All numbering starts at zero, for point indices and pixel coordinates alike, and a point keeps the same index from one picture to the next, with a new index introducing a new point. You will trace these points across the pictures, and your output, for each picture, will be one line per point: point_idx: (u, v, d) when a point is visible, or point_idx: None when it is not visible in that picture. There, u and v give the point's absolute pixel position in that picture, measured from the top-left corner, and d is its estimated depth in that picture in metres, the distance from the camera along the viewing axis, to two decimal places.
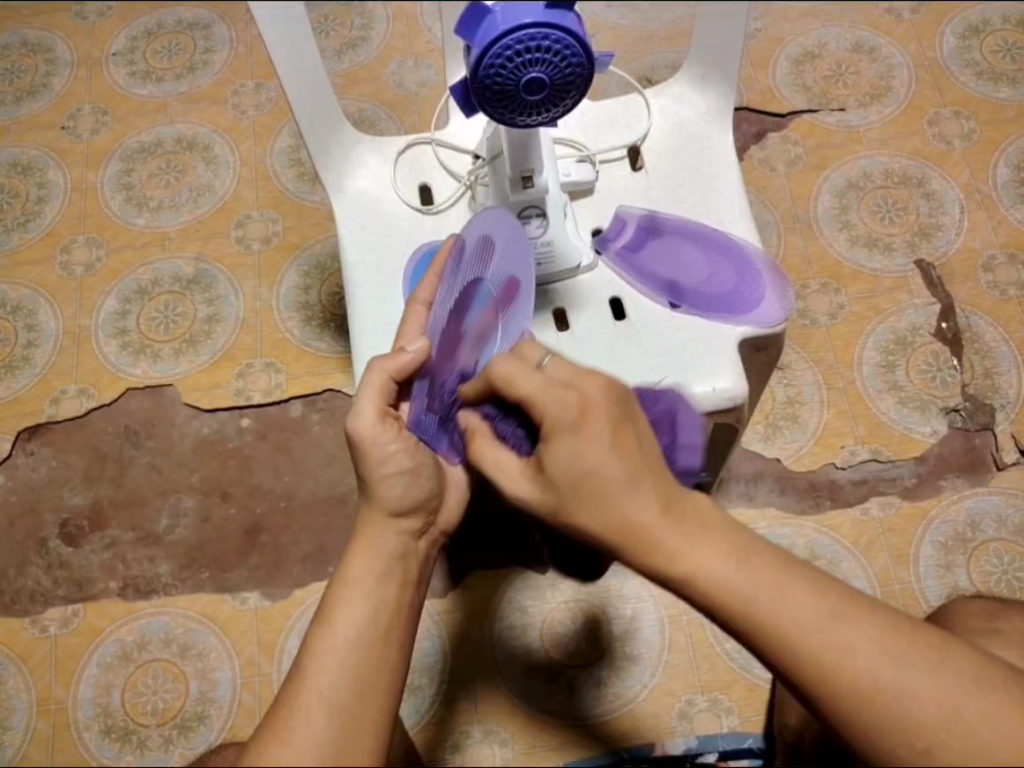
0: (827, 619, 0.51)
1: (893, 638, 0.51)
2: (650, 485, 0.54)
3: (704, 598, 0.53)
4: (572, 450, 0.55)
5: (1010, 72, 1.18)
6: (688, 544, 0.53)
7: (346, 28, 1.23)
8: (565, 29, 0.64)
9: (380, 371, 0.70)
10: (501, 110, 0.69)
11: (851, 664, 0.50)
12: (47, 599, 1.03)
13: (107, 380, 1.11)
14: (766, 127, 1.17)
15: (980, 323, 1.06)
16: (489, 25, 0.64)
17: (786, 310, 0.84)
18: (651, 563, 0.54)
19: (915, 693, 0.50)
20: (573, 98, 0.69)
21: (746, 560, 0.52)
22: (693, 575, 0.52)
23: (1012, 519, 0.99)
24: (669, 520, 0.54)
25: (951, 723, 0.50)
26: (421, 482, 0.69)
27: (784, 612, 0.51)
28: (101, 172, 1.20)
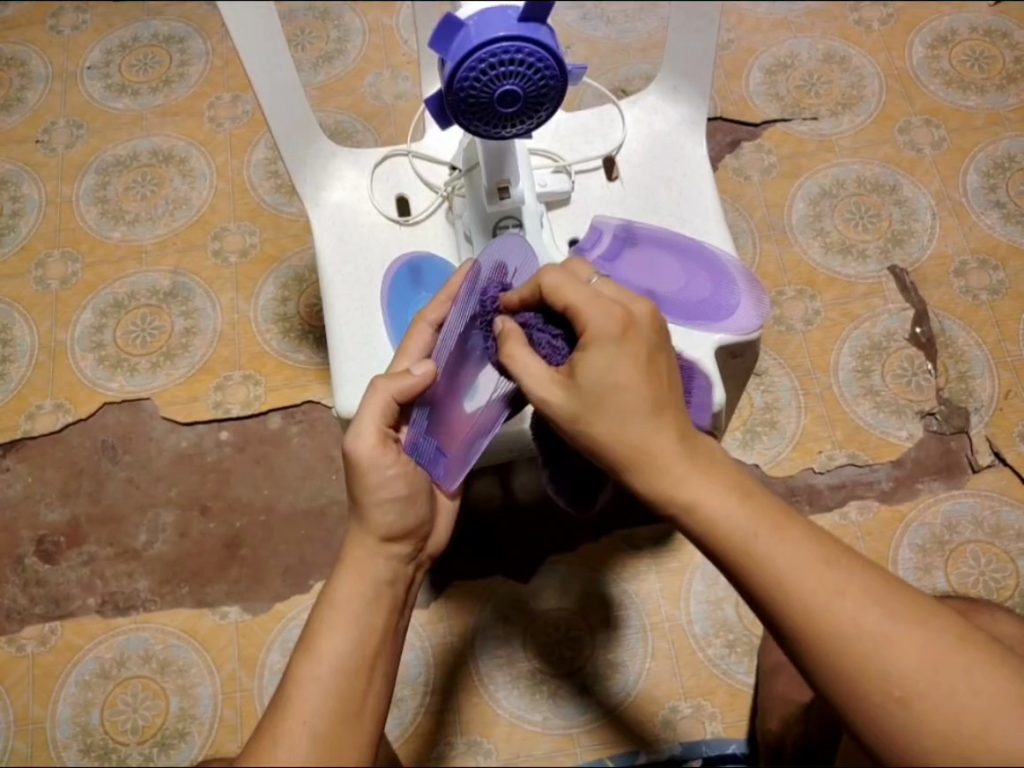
0: (820, 563, 0.54)
1: (881, 589, 0.54)
2: (669, 421, 0.59)
3: (704, 529, 0.57)
4: (607, 359, 0.59)
5: (978, 81, 1.20)
6: (700, 476, 0.57)
7: (322, 41, 1.23)
8: (538, 42, 0.64)
9: (384, 392, 0.69)
10: (476, 123, 0.69)
11: (840, 610, 0.53)
12: (24, 618, 1.02)
13: (84, 394, 1.10)
14: (740, 136, 1.18)
15: (954, 328, 1.08)
16: (463, 38, 0.64)
17: (760, 315, 0.84)
18: (656, 488, 0.58)
19: (897, 643, 0.52)
20: (547, 110, 0.70)
21: (748, 498, 0.57)
22: (697, 500, 0.57)
23: (988, 521, 1.00)
24: (685, 450, 0.58)
25: (929, 679, 0.52)
26: (411, 501, 0.69)
27: (778, 551, 0.54)
28: (76, 185, 1.19)
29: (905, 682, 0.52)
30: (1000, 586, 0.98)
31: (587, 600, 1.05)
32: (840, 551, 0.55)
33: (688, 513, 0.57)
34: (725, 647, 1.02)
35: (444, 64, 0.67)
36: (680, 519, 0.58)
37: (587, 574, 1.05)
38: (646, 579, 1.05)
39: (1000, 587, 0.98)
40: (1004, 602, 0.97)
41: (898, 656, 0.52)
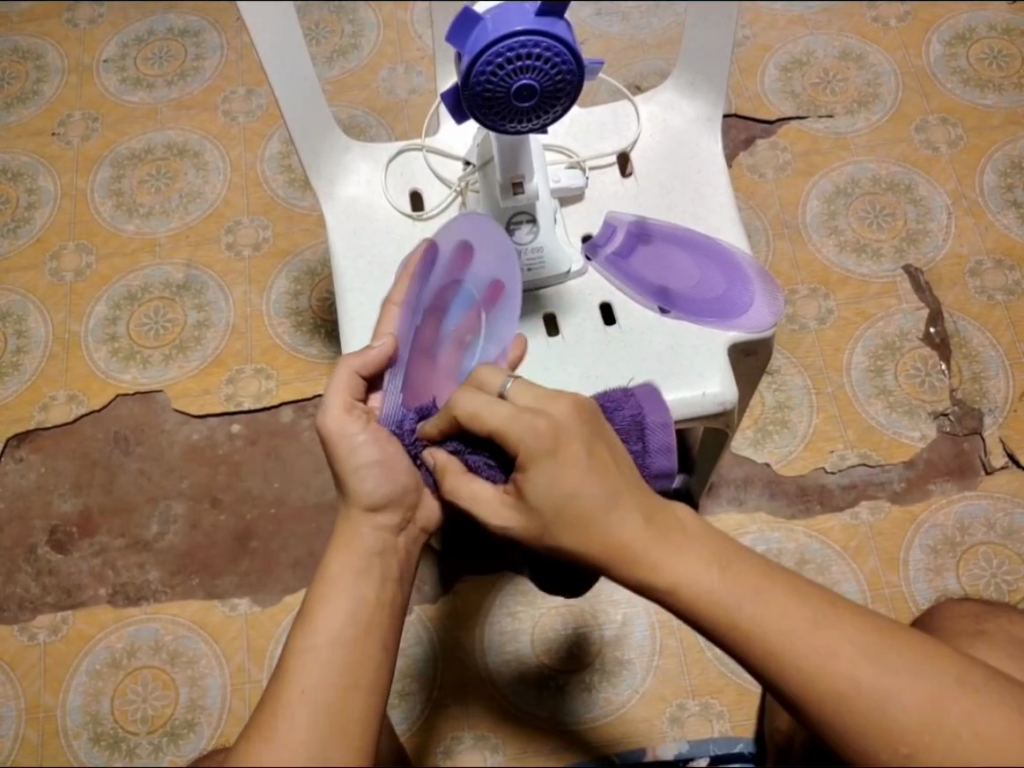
0: (809, 626, 0.53)
1: (873, 642, 0.53)
2: (628, 503, 0.57)
3: (687, 607, 0.55)
4: (552, 477, 0.57)
5: (996, 80, 1.19)
6: (677, 553, 0.56)
7: (336, 35, 1.23)
8: (555, 36, 0.64)
9: (347, 365, 0.70)
10: (493, 118, 0.69)
11: (834, 670, 0.52)
12: (35, 607, 1.03)
13: (97, 386, 1.11)
14: (754, 134, 1.17)
15: (968, 328, 1.07)
16: (480, 33, 0.64)
17: (774, 312, 0.84)
18: (635, 578, 0.56)
19: (898, 695, 0.52)
20: (564, 106, 0.69)
21: (727, 568, 0.55)
22: (681, 582, 0.55)
23: (1000, 523, 0.99)
24: (654, 531, 0.56)
25: (933, 726, 0.52)
26: (392, 471, 0.68)
27: (763, 622, 0.54)
28: (91, 178, 1.20)
29: (904, 729, 0.52)
30: (1011, 588, 0.97)
31: (596, 598, 1.05)
32: (829, 606, 0.54)
33: (669, 593, 0.55)
34: None
35: (461, 59, 0.67)
36: (663, 600, 0.56)
37: None
38: None
39: (1011, 589, 0.97)
40: (1015, 604, 0.96)
41: (896, 702, 0.52)
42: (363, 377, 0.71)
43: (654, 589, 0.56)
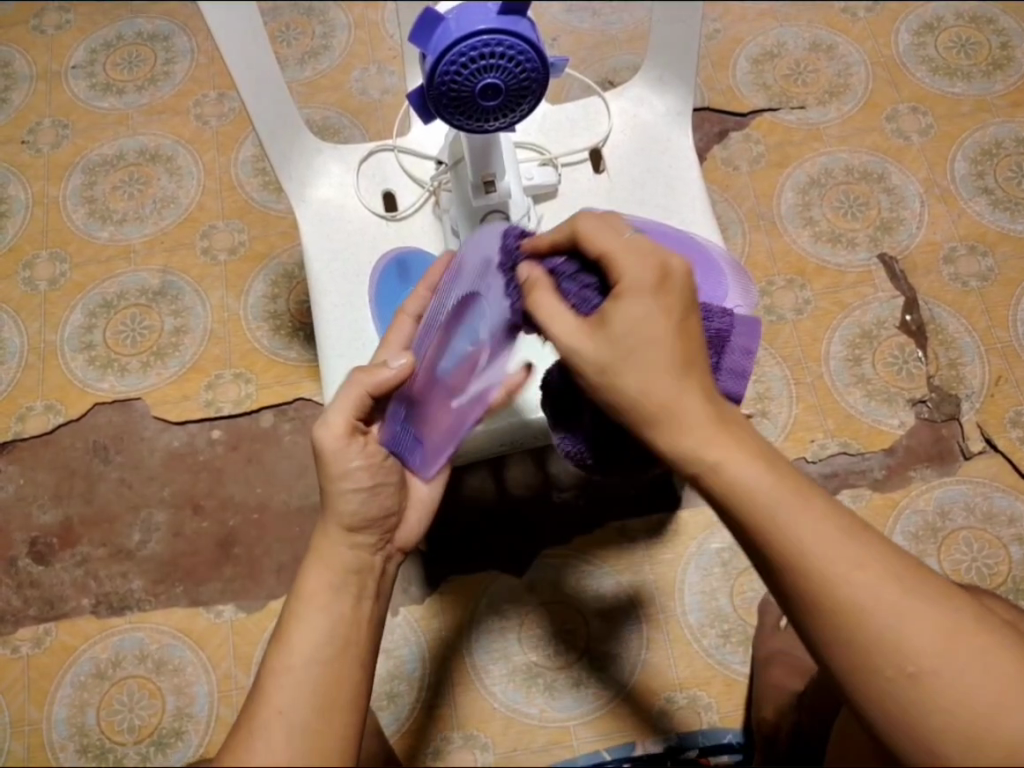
0: (844, 539, 0.53)
1: (901, 570, 0.53)
2: (695, 386, 0.56)
3: (729, 494, 0.54)
4: (643, 311, 0.56)
5: (964, 68, 1.20)
6: (727, 440, 0.55)
7: (308, 37, 1.22)
8: (518, 34, 0.64)
9: (359, 384, 0.68)
10: (458, 117, 0.69)
11: (861, 588, 0.52)
12: (18, 620, 1.02)
13: (75, 395, 1.10)
14: (727, 126, 1.18)
15: (944, 314, 1.08)
16: (442, 33, 0.64)
17: (750, 305, 0.81)
18: (679, 453, 0.55)
19: (914, 625, 0.52)
20: (530, 102, 0.69)
21: (772, 465, 0.54)
22: (722, 467, 0.54)
23: (980, 507, 1.00)
24: (709, 417, 0.55)
25: (939, 656, 0.52)
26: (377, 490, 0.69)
27: (800, 524, 0.53)
28: (63, 187, 1.18)
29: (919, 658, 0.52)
30: (992, 572, 0.98)
31: (581, 592, 1.05)
32: (860, 526, 0.54)
33: (708, 475, 0.55)
34: (719, 637, 1.02)
35: (423, 60, 0.66)
36: (702, 484, 0.55)
37: (581, 569, 1.05)
38: (640, 572, 1.05)
39: (992, 573, 0.98)
40: (995, 588, 0.97)
41: (913, 634, 0.52)
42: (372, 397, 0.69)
43: (694, 466, 0.55)
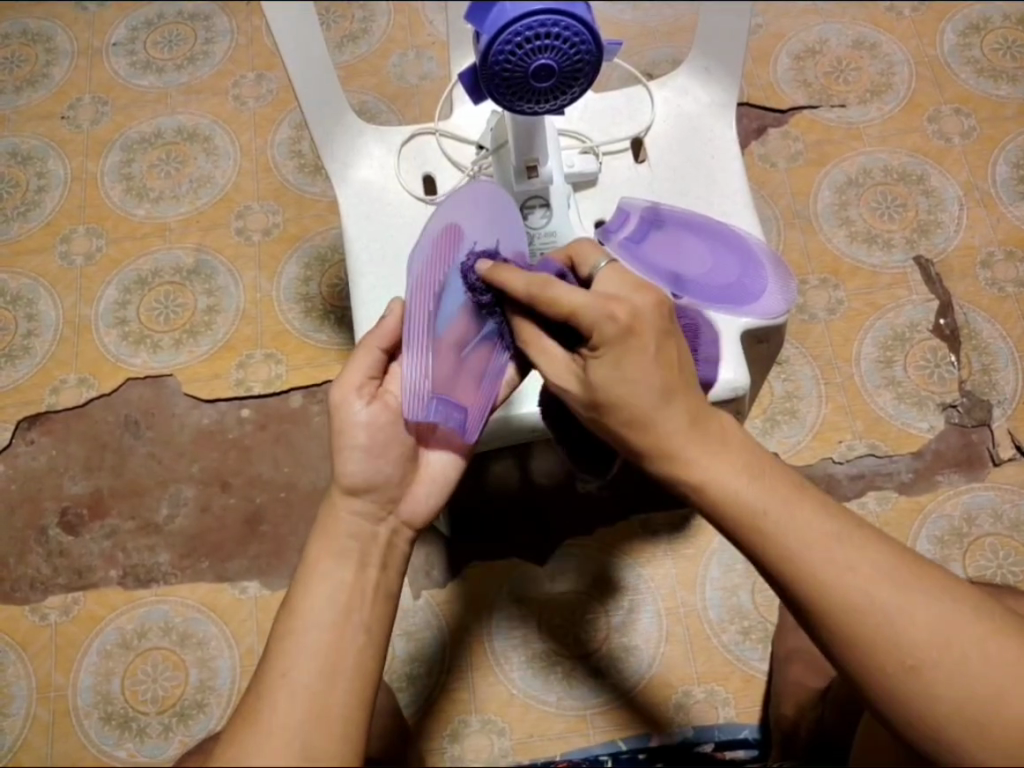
0: (829, 539, 0.55)
1: (893, 564, 0.55)
2: (678, 405, 0.58)
3: (714, 505, 0.58)
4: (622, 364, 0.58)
5: (1010, 70, 1.18)
6: (709, 453, 0.58)
7: (347, 20, 1.22)
8: (575, 16, 0.63)
9: (370, 343, 0.68)
10: (509, 97, 0.69)
11: (854, 580, 0.54)
12: (46, 588, 1.04)
13: (107, 369, 1.11)
14: (766, 122, 1.17)
15: (978, 319, 1.07)
16: (499, 12, 0.63)
17: (788, 299, 0.82)
18: (674, 474, 0.59)
19: (912, 609, 0.54)
20: (582, 85, 0.69)
21: (758, 475, 0.58)
22: (712, 477, 0.58)
23: (1007, 514, 1.00)
24: (696, 430, 0.58)
25: (945, 645, 0.54)
26: (375, 455, 0.67)
27: (788, 527, 0.56)
28: (101, 162, 1.20)
29: (916, 650, 0.54)
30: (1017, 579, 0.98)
31: (598, 585, 1.05)
32: (856, 529, 0.56)
33: (696, 490, 0.58)
34: (739, 633, 1.03)
35: (478, 39, 0.65)
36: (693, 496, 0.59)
37: (601, 561, 1.06)
38: (663, 565, 1.05)
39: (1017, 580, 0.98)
40: None
41: (912, 622, 0.54)
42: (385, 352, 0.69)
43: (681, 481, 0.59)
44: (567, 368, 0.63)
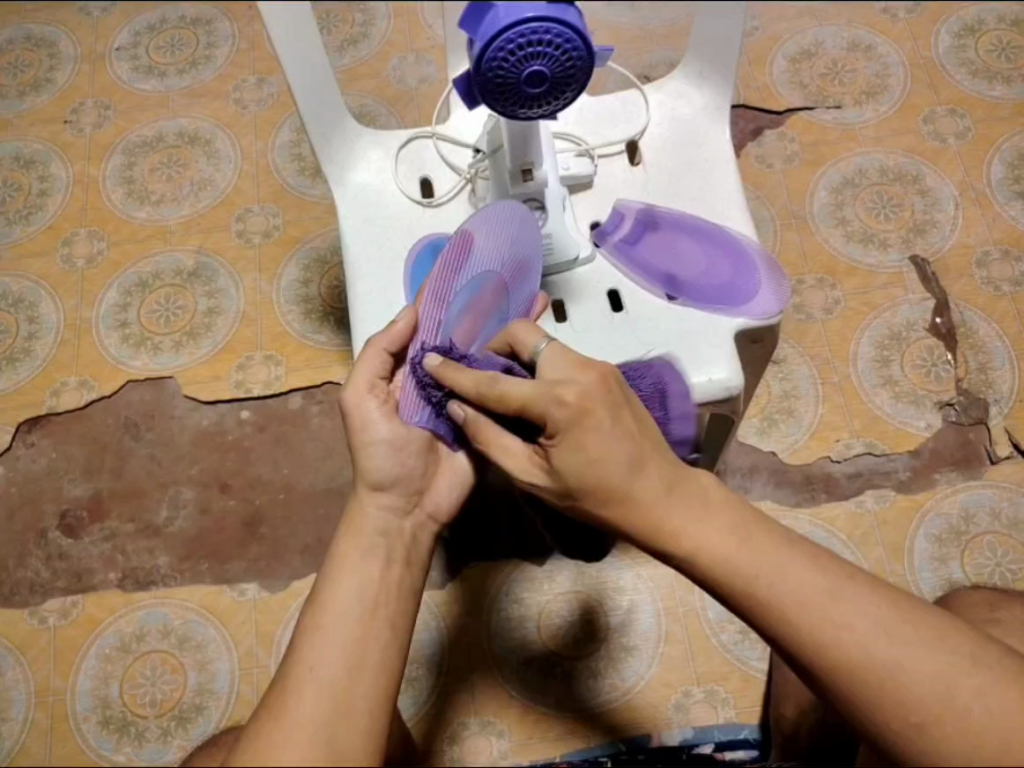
0: (826, 599, 0.53)
1: (890, 617, 0.52)
2: (654, 467, 0.57)
3: (704, 573, 0.55)
4: (577, 447, 0.57)
5: (1004, 71, 1.19)
6: (696, 519, 0.56)
7: (348, 25, 1.24)
8: (566, 23, 0.64)
9: (377, 345, 0.70)
10: (502, 103, 0.69)
11: (847, 641, 0.52)
12: (46, 590, 1.03)
13: (108, 372, 1.12)
14: (762, 124, 1.18)
15: (974, 319, 1.07)
16: (492, 19, 0.64)
17: (781, 300, 0.83)
18: (659, 545, 0.56)
19: (910, 668, 0.51)
20: (574, 92, 0.69)
21: (749, 538, 0.55)
22: (698, 546, 0.55)
23: (1006, 512, 1.00)
24: (675, 497, 0.56)
25: (945, 701, 0.51)
26: (398, 450, 0.69)
27: (779, 587, 0.53)
28: (103, 167, 1.21)
29: (926, 704, 0.51)
30: (1016, 577, 0.98)
31: (597, 587, 1.05)
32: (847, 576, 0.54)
33: (682, 559, 0.56)
34: (738, 633, 1.03)
35: (472, 45, 0.66)
36: (681, 564, 0.56)
37: (600, 561, 1.06)
38: (661, 565, 1.05)
39: (1016, 578, 0.98)
40: None
41: (909, 682, 0.51)
42: (391, 354, 0.71)
43: (670, 551, 0.56)
44: (572, 371, 0.64)
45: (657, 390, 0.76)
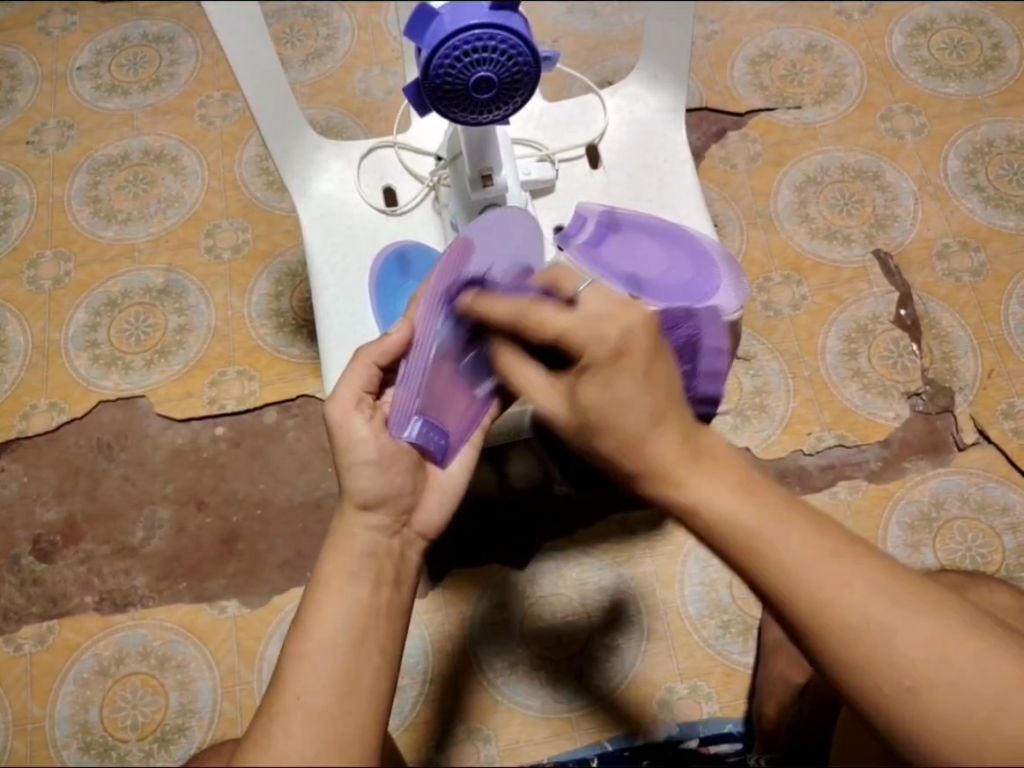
0: (828, 558, 0.53)
1: (890, 582, 0.53)
2: (670, 422, 0.57)
3: (707, 527, 0.55)
4: (604, 385, 0.58)
5: (956, 68, 1.22)
6: (703, 474, 0.56)
7: (312, 39, 1.24)
8: (510, 29, 0.65)
9: (364, 358, 0.70)
10: (454, 110, 0.70)
11: (849, 603, 0.52)
12: (20, 617, 1.02)
13: (79, 393, 1.10)
14: (725, 126, 1.20)
15: (937, 309, 1.10)
16: (437, 26, 0.65)
17: (741, 297, 0.83)
18: (663, 495, 0.57)
19: (908, 634, 0.52)
20: (522, 96, 0.70)
21: (753, 493, 0.55)
22: (706, 501, 0.55)
23: (974, 497, 1.02)
24: (687, 452, 0.56)
25: (938, 664, 0.52)
26: (386, 468, 0.69)
27: (783, 546, 0.53)
28: (68, 186, 1.20)
29: (912, 671, 0.52)
30: (987, 560, 1.00)
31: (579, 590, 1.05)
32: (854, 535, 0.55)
33: (689, 512, 0.56)
34: (720, 627, 1.03)
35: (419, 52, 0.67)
36: (687, 520, 0.56)
37: (580, 563, 1.06)
38: (640, 563, 1.06)
39: (987, 561, 1.00)
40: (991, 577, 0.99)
41: (906, 642, 0.52)
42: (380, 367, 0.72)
43: (676, 505, 0.56)
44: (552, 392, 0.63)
45: (690, 342, 0.80)
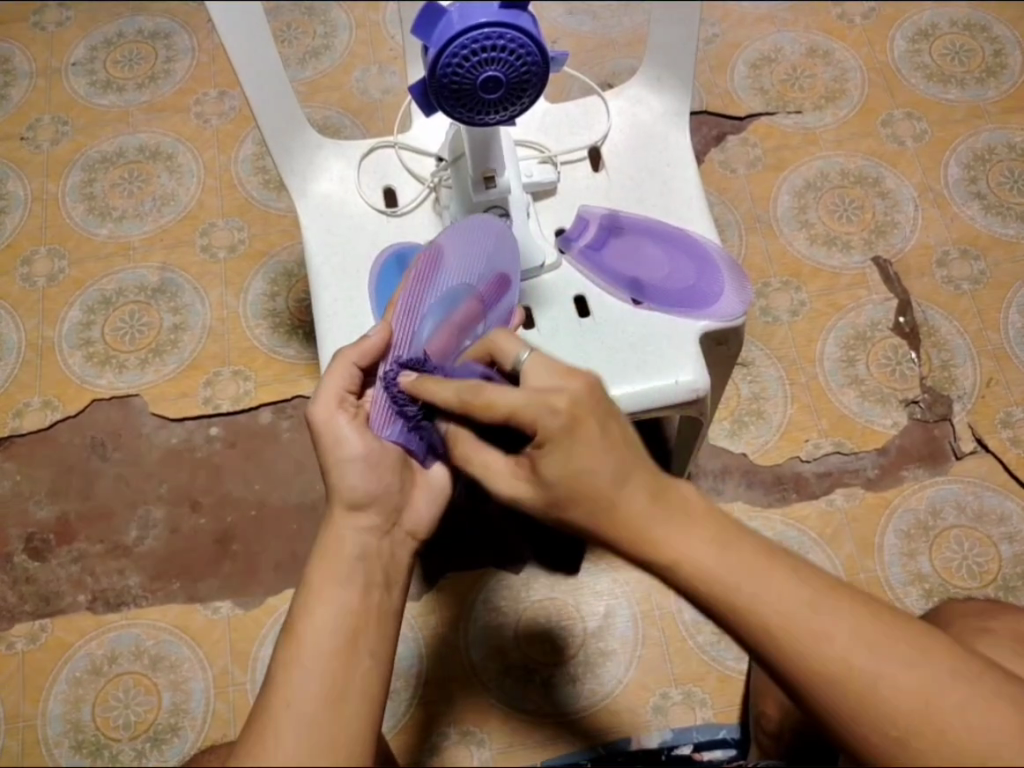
0: (809, 610, 0.53)
1: (872, 627, 0.53)
2: (637, 479, 0.56)
3: (684, 583, 0.55)
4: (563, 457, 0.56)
5: (958, 75, 1.21)
6: (674, 531, 0.55)
7: (309, 37, 1.23)
8: (519, 28, 0.64)
9: (346, 358, 0.70)
10: (460, 110, 0.69)
11: (829, 653, 0.52)
12: (13, 615, 1.01)
13: (72, 391, 1.10)
14: (724, 130, 1.19)
15: (936, 317, 1.09)
16: (445, 26, 0.64)
17: (744, 301, 0.83)
18: (636, 551, 0.56)
19: (891, 679, 0.52)
20: (530, 97, 0.70)
21: (727, 546, 0.54)
22: (681, 556, 0.54)
23: (971, 506, 1.02)
24: (657, 507, 0.55)
25: (926, 710, 0.51)
26: (379, 479, 0.68)
27: (761, 601, 0.53)
28: (62, 183, 1.19)
29: (898, 722, 0.52)
30: (983, 570, 0.99)
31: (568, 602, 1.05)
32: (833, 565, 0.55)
33: (664, 570, 0.55)
34: (714, 634, 1.03)
35: (426, 51, 0.66)
36: (663, 575, 0.55)
37: (576, 567, 1.06)
38: (636, 569, 1.06)
39: (982, 571, 0.99)
40: (986, 587, 0.99)
41: (889, 691, 0.52)
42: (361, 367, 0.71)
43: (651, 563, 0.55)
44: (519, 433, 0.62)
45: None
